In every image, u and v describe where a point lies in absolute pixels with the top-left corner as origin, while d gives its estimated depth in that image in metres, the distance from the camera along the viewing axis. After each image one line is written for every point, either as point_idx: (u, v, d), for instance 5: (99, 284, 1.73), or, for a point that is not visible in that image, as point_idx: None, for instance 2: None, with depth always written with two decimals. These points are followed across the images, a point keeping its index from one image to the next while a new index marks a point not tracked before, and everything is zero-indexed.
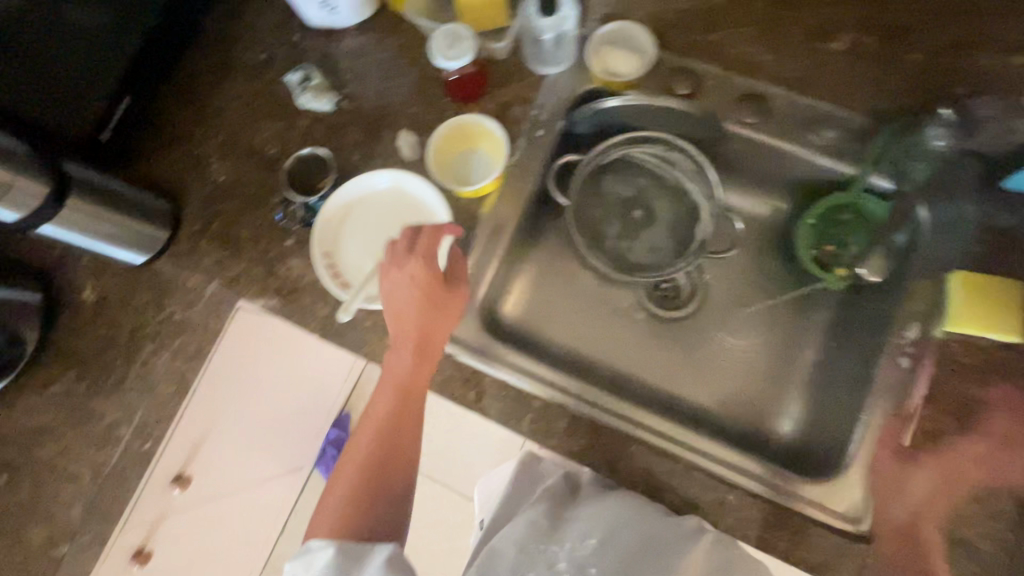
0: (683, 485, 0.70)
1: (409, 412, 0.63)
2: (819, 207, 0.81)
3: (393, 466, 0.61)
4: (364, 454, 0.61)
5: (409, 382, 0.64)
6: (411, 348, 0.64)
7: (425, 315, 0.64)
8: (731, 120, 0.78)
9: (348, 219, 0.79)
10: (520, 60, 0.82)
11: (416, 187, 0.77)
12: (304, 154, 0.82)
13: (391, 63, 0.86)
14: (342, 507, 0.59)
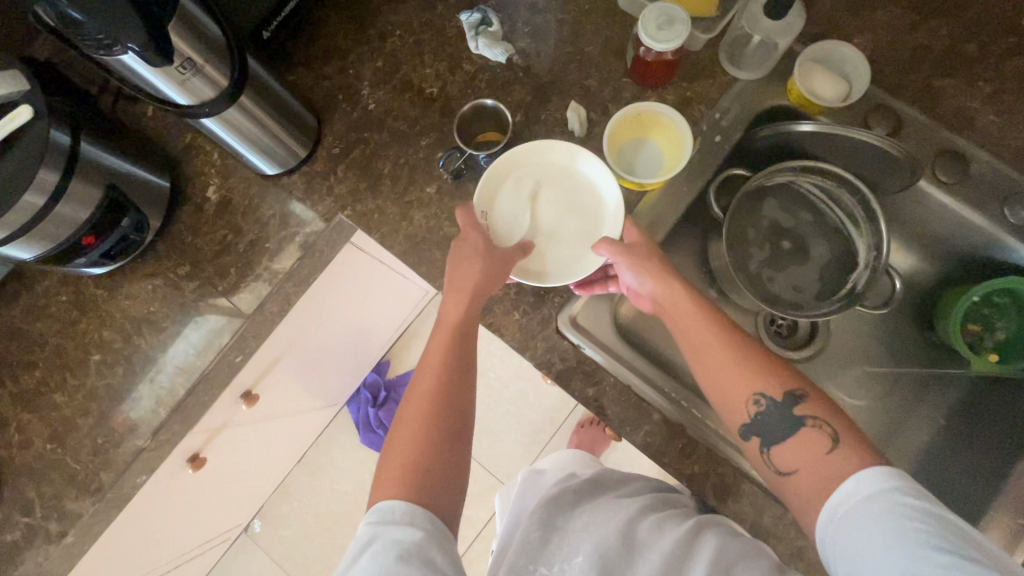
0: (789, 534, 0.68)
1: (461, 368, 0.62)
2: (990, 286, 0.75)
3: (452, 414, 0.59)
4: (423, 400, 0.59)
5: (462, 334, 0.64)
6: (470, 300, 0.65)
7: (495, 273, 0.66)
8: (926, 176, 0.74)
9: (515, 179, 0.73)
10: (712, 58, 0.77)
11: (596, 173, 0.73)
12: (486, 105, 0.76)
13: (575, 27, 0.81)
14: (399, 456, 0.56)
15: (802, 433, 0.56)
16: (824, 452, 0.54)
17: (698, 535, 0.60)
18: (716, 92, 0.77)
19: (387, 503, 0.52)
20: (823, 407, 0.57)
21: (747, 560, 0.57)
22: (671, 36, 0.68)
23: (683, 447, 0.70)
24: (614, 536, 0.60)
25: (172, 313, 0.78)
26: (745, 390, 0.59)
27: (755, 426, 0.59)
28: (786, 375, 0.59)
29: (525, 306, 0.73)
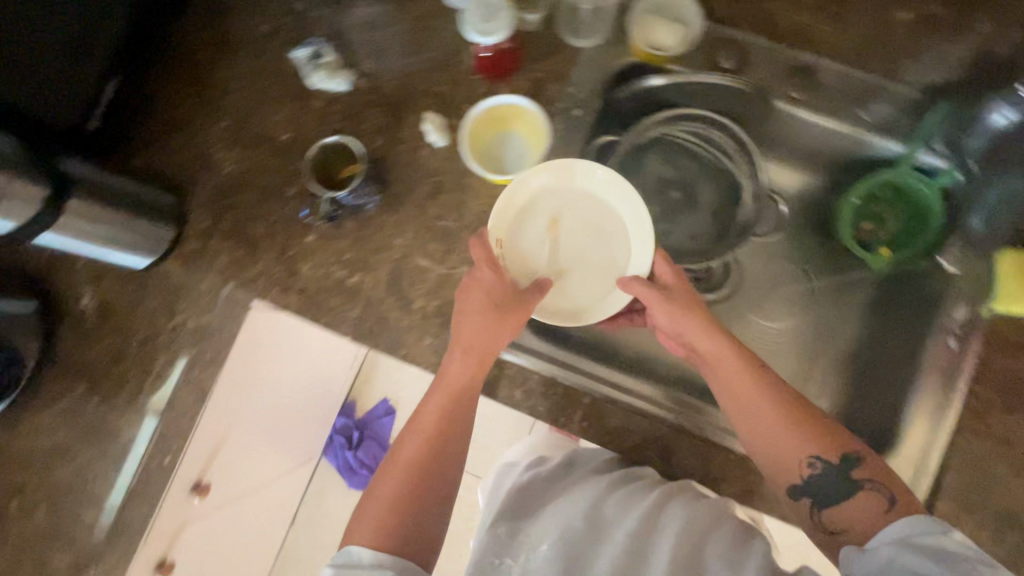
0: (739, 475, 0.70)
1: (459, 421, 0.60)
2: (866, 184, 0.77)
3: (445, 474, 0.58)
4: (419, 454, 0.58)
5: (466, 390, 0.61)
6: (469, 356, 0.62)
7: (484, 318, 0.62)
8: (780, 97, 0.75)
9: (541, 196, 0.71)
10: (553, 33, 0.77)
11: (632, 211, 0.69)
12: (329, 142, 0.72)
13: (412, 36, 0.79)
14: (371, 510, 0.55)
15: (858, 497, 0.52)
16: (883, 512, 0.50)
17: (670, 509, 0.59)
18: (565, 66, 0.77)
19: (353, 547, 0.53)
20: (884, 472, 0.53)
21: (718, 532, 0.56)
22: (501, 21, 0.70)
23: (619, 420, 0.72)
24: (580, 520, 0.59)
25: (82, 434, 0.74)
26: (800, 450, 0.54)
27: (808, 488, 0.54)
28: (841, 435, 0.55)
29: (434, 328, 0.73)
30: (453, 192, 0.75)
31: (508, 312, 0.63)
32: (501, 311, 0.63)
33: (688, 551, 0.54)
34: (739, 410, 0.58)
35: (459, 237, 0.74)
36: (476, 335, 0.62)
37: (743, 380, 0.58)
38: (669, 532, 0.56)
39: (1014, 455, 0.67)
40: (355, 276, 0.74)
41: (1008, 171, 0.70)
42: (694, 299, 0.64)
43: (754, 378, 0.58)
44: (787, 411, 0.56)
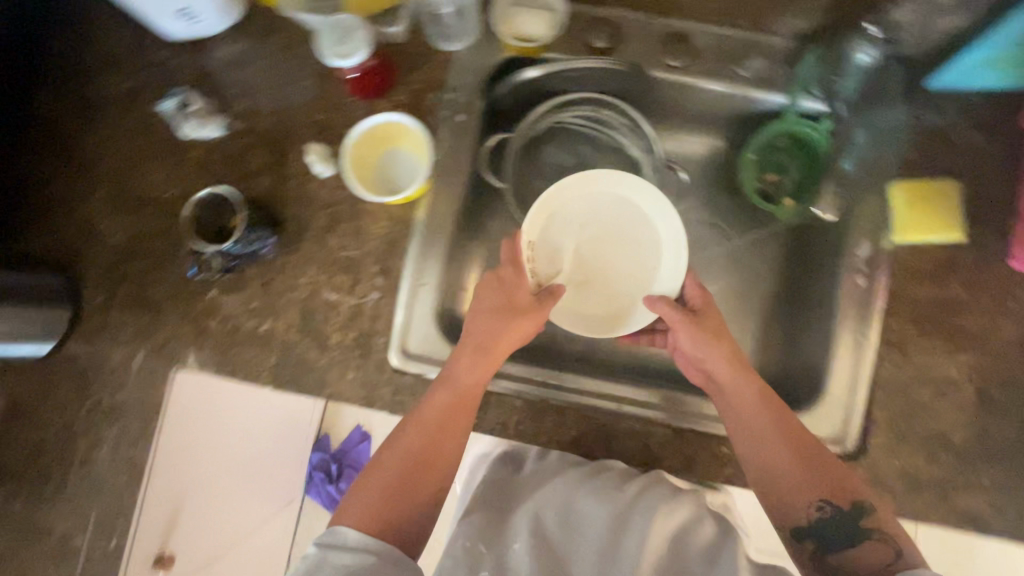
0: (678, 447, 0.70)
1: (465, 416, 0.62)
2: (758, 139, 0.78)
3: (447, 463, 0.60)
4: (422, 440, 0.60)
5: (474, 391, 0.63)
6: (484, 357, 0.63)
7: (499, 320, 0.64)
8: (657, 68, 0.73)
9: (577, 205, 0.74)
10: (422, 40, 0.75)
11: (664, 234, 0.72)
12: (203, 197, 0.70)
13: (281, 67, 0.76)
14: (366, 501, 0.57)
15: (865, 546, 0.54)
16: (885, 563, 0.53)
17: (652, 495, 0.60)
18: (440, 71, 0.75)
19: (339, 529, 0.54)
20: (888, 522, 0.56)
21: (698, 525, 0.58)
22: (359, 40, 0.66)
23: (555, 417, 0.72)
24: (553, 516, 0.62)
25: (13, 536, 0.72)
26: (809, 493, 0.57)
27: (815, 530, 0.57)
28: (849, 483, 0.58)
29: (355, 360, 0.72)
30: (350, 220, 0.73)
31: (521, 317, 0.65)
32: (512, 313, 0.65)
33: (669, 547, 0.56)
34: (750, 440, 0.61)
35: (363, 265, 0.73)
36: (496, 335, 0.64)
37: (779, 429, 0.60)
38: (655, 526, 0.57)
39: (934, 378, 0.69)
40: (266, 323, 0.73)
41: (893, 104, 0.71)
42: (725, 334, 0.65)
43: (769, 414, 0.61)
44: (799, 448, 0.59)
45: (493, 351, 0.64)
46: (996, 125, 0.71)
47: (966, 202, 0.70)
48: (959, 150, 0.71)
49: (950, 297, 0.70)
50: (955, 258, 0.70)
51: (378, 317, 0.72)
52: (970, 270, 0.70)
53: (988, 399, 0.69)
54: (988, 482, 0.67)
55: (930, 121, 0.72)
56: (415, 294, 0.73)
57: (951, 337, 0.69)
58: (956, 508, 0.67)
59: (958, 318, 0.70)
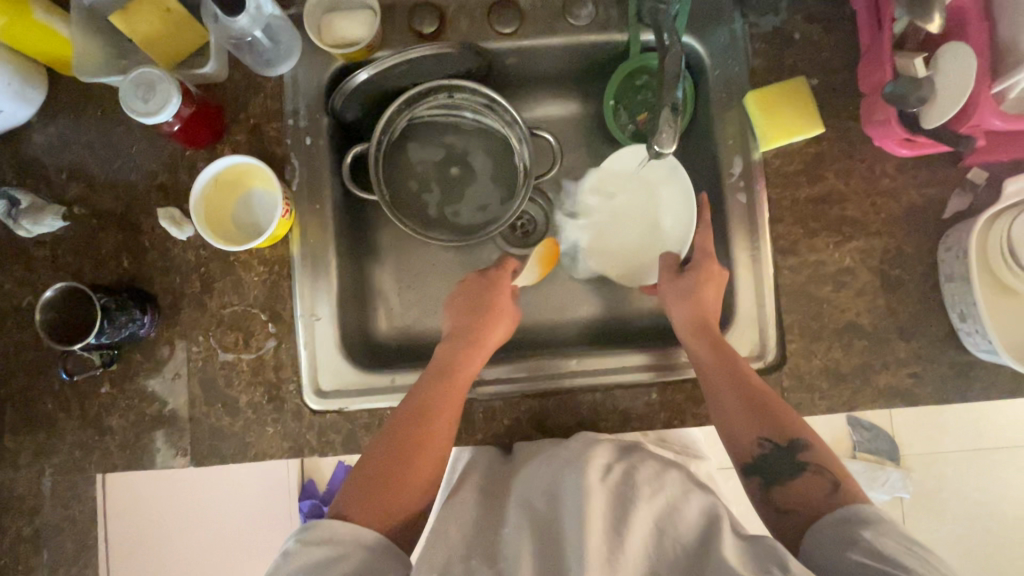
0: (610, 407, 0.70)
1: (456, 402, 0.63)
2: (614, 83, 0.76)
3: (437, 447, 0.60)
4: (411, 429, 0.60)
5: (461, 378, 0.65)
6: (472, 348, 0.67)
7: (482, 312, 0.70)
8: (490, 38, 0.72)
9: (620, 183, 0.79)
10: (245, 72, 0.71)
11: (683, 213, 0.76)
12: (50, 297, 0.64)
13: (107, 138, 0.71)
14: (359, 489, 0.56)
15: (804, 476, 0.56)
16: (825, 496, 0.53)
17: (642, 472, 0.56)
18: (273, 99, 0.71)
19: (329, 523, 0.52)
20: (826, 459, 0.56)
21: (685, 501, 0.53)
22: (164, 91, 0.61)
23: (485, 413, 0.71)
24: (540, 498, 0.57)
25: None
26: (752, 430, 0.59)
27: (758, 462, 0.58)
28: (796, 422, 0.59)
29: (270, 415, 0.69)
30: (224, 276, 0.70)
31: (498, 310, 0.71)
32: (492, 312, 0.70)
33: (656, 522, 0.50)
34: (721, 381, 0.62)
35: (251, 318, 0.70)
36: (481, 331, 0.69)
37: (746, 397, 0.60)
38: (644, 506, 0.51)
39: (833, 271, 0.70)
40: (169, 403, 0.69)
41: (724, 19, 0.73)
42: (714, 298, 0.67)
43: (739, 366, 0.63)
44: (755, 399, 0.60)
45: (481, 345, 0.68)
46: (827, 13, 0.71)
47: (819, 95, 0.71)
48: (800, 47, 0.71)
49: (827, 190, 0.71)
50: (823, 152, 0.71)
51: (281, 365, 0.69)
52: (839, 159, 0.71)
53: (886, 277, 0.70)
54: (905, 356, 0.69)
55: (767, 24, 0.72)
56: (313, 332, 0.70)
57: (837, 228, 0.71)
58: (883, 389, 0.69)
59: (840, 208, 0.71)
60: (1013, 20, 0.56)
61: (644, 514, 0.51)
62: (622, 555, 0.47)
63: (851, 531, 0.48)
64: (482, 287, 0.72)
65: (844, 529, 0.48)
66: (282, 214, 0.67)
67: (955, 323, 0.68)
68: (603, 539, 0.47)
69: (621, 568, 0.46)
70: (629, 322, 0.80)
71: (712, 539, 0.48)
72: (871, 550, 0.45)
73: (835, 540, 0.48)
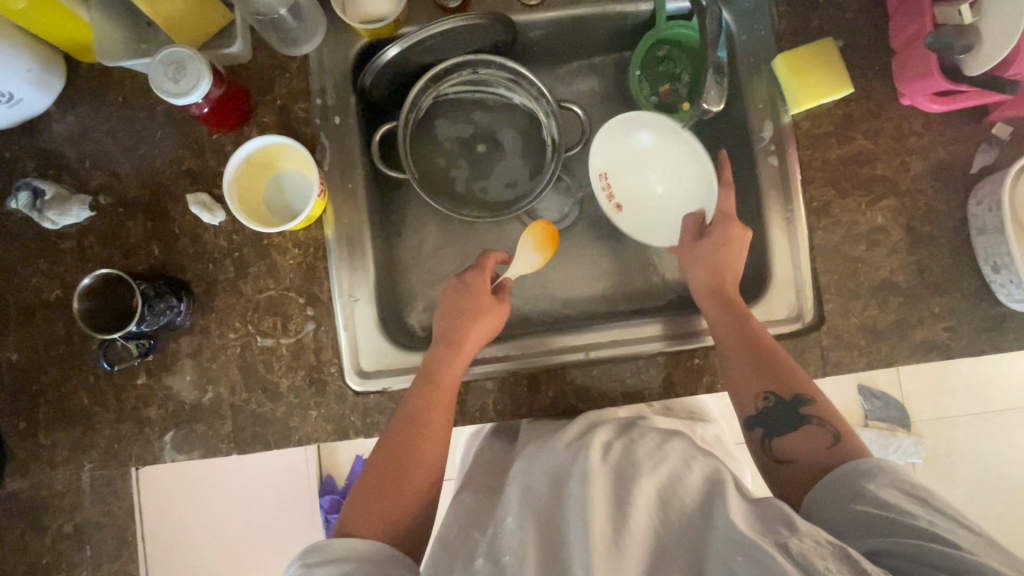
0: (654, 375, 0.70)
1: (449, 402, 0.63)
2: (638, 54, 0.76)
3: (438, 441, 0.61)
4: (410, 434, 0.61)
5: (452, 381, 0.65)
6: (456, 350, 0.66)
7: (468, 308, 0.68)
8: (516, 11, 0.71)
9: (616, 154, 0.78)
10: (271, 52, 0.70)
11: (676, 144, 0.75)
12: (87, 285, 0.62)
13: (131, 124, 0.70)
14: (358, 504, 0.56)
15: (805, 431, 0.58)
16: (824, 447, 0.56)
17: (641, 447, 0.57)
18: (300, 79, 0.70)
19: (339, 541, 0.52)
20: (828, 412, 0.59)
21: (687, 471, 0.53)
22: (195, 71, 0.60)
23: (528, 386, 0.71)
24: (543, 478, 0.56)
25: None
26: (755, 386, 0.62)
27: (761, 419, 0.60)
28: (799, 378, 0.61)
29: (313, 399, 0.68)
30: (259, 260, 0.69)
31: (483, 310, 0.68)
32: (476, 311, 0.68)
33: (659, 496, 0.50)
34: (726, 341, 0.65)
35: (288, 301, 0.69)
36: (463, 334, 0.67)
37: (750, 362, 0.63)
38: (646, 480, 0.52)
39: (865, 230, 0.71)
40: (208, 392, 0.68)
41: None
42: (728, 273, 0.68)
43: (753, 326, 0.65)
44: (762, 358, 0.63)
45: (470, 348, 0.67)
46: None
47: (845, 56, 0.71)
48: (824, 9, 0.72)
49: (856, 149, 0.71)
50: (851, 113, 0.71)
51: (321, 348, 0.68)
52: (867, 119, 0.72)
53: (918, 234, 0.71)
54: (940, 310, 0.70)
55: None
56: (351, 312, 0.69)
57: (867, 187, 0.71)
58: (919, 343, 0.70)
59: (869, 167, 0.71)
60: None
61: (647, 489, 0.51)
62: (629, 528, 0.47)
63: (853, 482, 0.51)
64: (461, 293, 0.69)
65: (846, 481, 0.51)
66: (318, 195, 0.66)
67: (988, 275, 0.69)
68: (610, 521, 0.48)
69: (627, 543, 0.47)
70: (664, 292, 0.80)
71: (714, 507, 0.49)
72: (875, 500, 0.48)
73: (844, 494, 0.51)
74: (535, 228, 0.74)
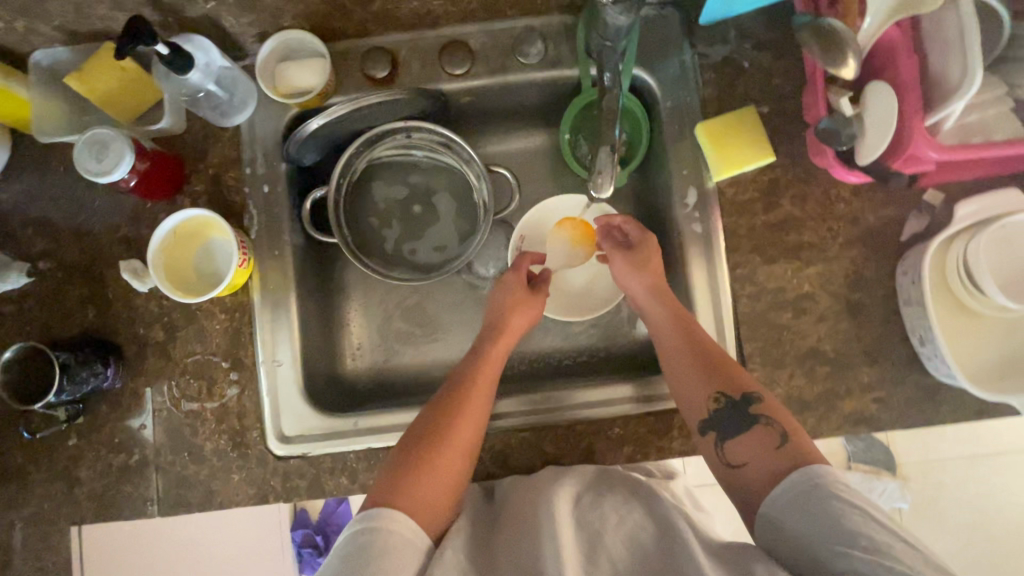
0: (578, 441, 0.70)
1: (490, 380, 0.65)
2: (568, 116, 0.75)
3: (477, 417, 0.62)
4: (448, 404, 0.62)
5: (495, 364, 0.67)
6: (500, 333, 0.69)
7: (506, 302, 0.71)
8: (442, 79, 0.72)
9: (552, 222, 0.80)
10: (203, 123, 0.72)
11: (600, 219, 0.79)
12: (11, 357, 0.66)
13: (70, 193, 0.72)
14: (393, 479, 0.56)
15: (757, 431, 0.56)
16: (772, 449, 0.54)
17: (609, 500, 0.57)
18: (230, 149, 0.72)
19: (392, 515, 0.53)
20: (778, 411, 0.57)
21: (643, 529, 0.54)
22: (116, 150, 0.63)
23: None
24: (512, 523, 0.56)
25: None
26: (706, 387, 0.60)
27: (713, 423, 0.59)
28: (747, 379, 0.60)
29: (235, 463, 0.69)
30: (188, 324, 0.71)
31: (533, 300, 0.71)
32: (516, 303, 0.71)
33: (629, 550, 0.52)
34: (673, 340, 0.64)
35: (214, 366, 0.70)
36: (507, 319, 0.70)
37: (691, 354, 0.62)
38: (612, 535, 0.53)
39: (793, 298, 0.70)
40: (136, 454, 0.70)
41: (674, 53, 0.73)
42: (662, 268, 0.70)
43: (697, 333, 0.64)
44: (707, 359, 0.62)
45: (509, 334, 0.69)
46: (775, 41, 0.71)
47: (769, 124, 0.71)
48: (750, 75, 0.71)
49: (782, 216, 0.70)
50: (776, 180, 0.71)
51: (245, 412, 0.70)
52: (793, 185, 0.71)
53: (847, 302, 0.69)
54: (869, 381, 0.68)
55: (716, 54, 0.72)
56: (275, 377, 0.71)
57: (795, 253, 0.70)
58: (847, 415, 0.68)
59: (797, 234, 0.70)
60: (942, 52, 0.55)
61: (614, 542, 0.53)
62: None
63: (818, 501, 0.48)
64: (507, 289, 0.72)
65: (822, 499, 0.48)
66: (239, 264, 0.68)
67: (916, 347, 0.67)
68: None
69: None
70: (593, 351, 0.80)
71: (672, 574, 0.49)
72: (848, 532, 0.45)
73: (799, 509, 0.49)
74: (564, 223, 0.78)
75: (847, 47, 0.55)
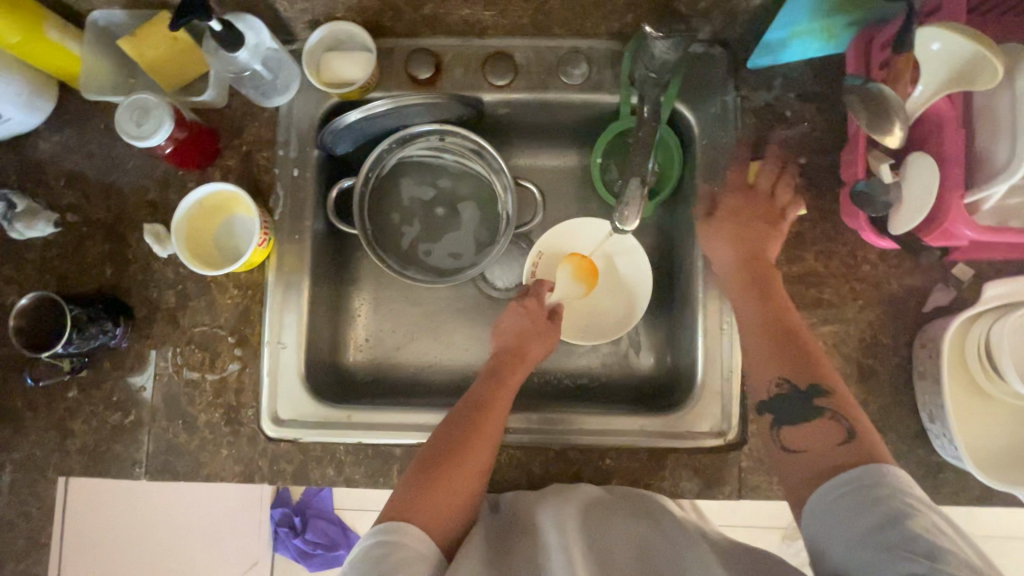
0: (570, 464, 0.69)
1: (503, 402, 0.64)
2: (603, 141, 0.75)
3: (491, 435, 0.61)
4: (466, 421, 0.61)
5: (511, 387, 0.66)
6: (518, 359, 0.69)
7: (525, 325, 0.71)
8: (484, 89, 0.73)
9: (571, 243, 0.79)
10: (244, 100, 0.73)
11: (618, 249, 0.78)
12: (27, 303, 0.67)
13: (106, 151, 0.74)
14: (407, 493, 0.55)
15: (820, 423, 0.55)
16: (835, 443, 0.53)
17: (618, 518, 0.57)
18: (265, 129, 0.73)
19: (408, 527, 0.52)
20: (849, 406, 0.55)
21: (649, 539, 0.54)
22: (156, 117, 0.64)
23: None
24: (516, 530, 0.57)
25: None
26: (770, 371, 0.60)
27: (773, 404, 0.58)
28: (820, 368, 0.58)
29: (226, 438, 0.70)
30: (200, 295, 0.72)
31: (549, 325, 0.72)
32: (533, 331, 0.71)
33: (640, 564, 0.51)
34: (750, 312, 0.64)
35: (219, 339, 0.71)
36: (524, 346, 0.70)
37: (762, 322, 0.62)
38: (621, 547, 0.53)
39: None
40: (131, 415, 0.71)
41: (717, 91, 0.73)
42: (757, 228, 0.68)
43: (777, 305, 0.63)
44: (782, 333, 0.61)
45: (524, 361, 0.69)
46: (820, 93, 0.71)
47: (802, 176, 0.70)
48: (790, 125, 0.71)
49: (803, 270, 0.69)
50: (801, 233, 0.70)
51: (243, 389, 0.70)
52: (817, 241, 0.70)
53: (858, 367, 0.68)
54: None
55: (760, 99, 0.72)
56: (277, 359, 0.71)
57: (811, 310, 0.69)
58: None
59: (816, 290, 0.69)
60: (989, 132, 0.54)
61: (620, 552, 0.53)
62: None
63: (876, 498, 0.47)
64: (521, 315, 0.72)
65: (875, 500, 0.47)
66: (258, 244, 0.68)
67: (925, 423, 0.66)
68: None
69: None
70: (595, 376, 0.79)
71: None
72: (906, 536, 0.44)
73: (853, 505, 0.48)
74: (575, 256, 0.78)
75: (893, 114, 0.55)
